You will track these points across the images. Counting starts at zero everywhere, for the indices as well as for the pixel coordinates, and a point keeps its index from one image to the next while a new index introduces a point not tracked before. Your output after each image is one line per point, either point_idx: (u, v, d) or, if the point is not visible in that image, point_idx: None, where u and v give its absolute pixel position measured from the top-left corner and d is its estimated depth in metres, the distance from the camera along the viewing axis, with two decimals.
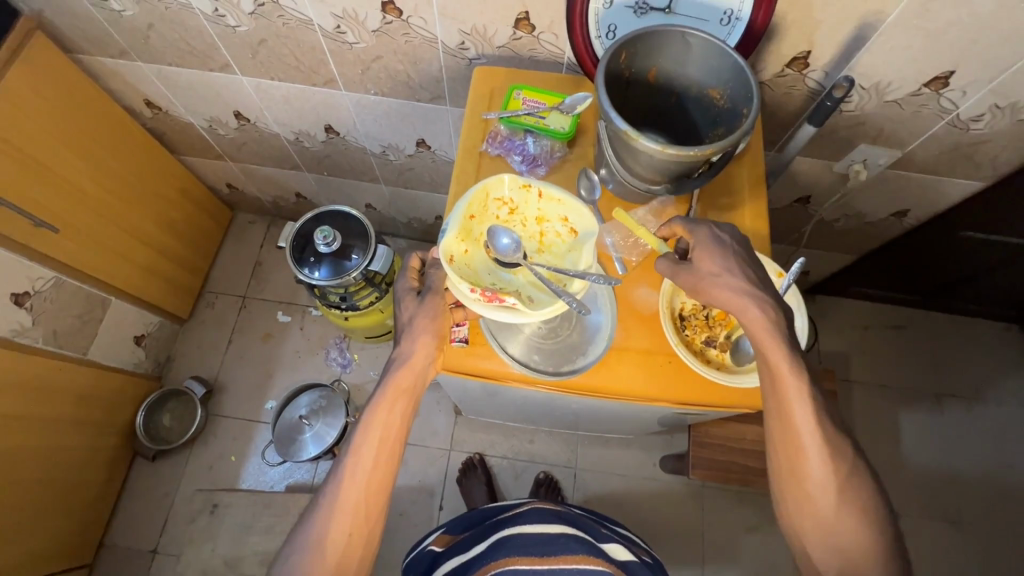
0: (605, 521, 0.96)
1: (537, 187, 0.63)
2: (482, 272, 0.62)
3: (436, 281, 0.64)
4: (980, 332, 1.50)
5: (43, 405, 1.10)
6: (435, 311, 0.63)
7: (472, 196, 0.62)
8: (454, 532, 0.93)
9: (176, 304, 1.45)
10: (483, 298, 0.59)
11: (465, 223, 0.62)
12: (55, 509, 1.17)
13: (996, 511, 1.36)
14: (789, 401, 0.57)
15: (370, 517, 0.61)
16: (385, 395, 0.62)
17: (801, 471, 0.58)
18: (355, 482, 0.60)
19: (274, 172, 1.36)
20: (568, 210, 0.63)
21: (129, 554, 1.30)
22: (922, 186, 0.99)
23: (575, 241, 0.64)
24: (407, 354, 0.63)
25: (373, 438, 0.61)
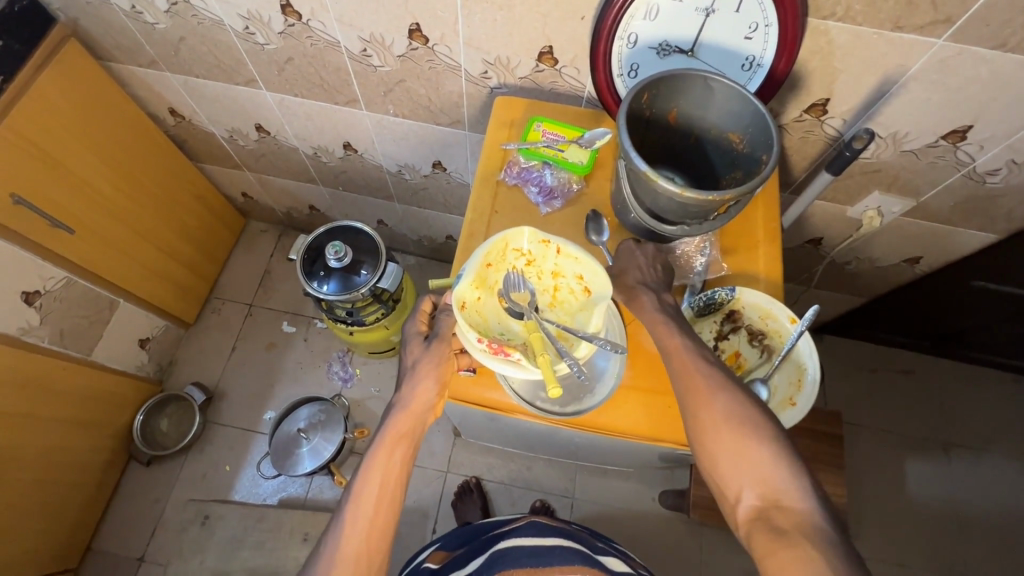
0: (602, 536, 0.93)
1: (556, 243, 0.63)
2: (492, 321, 0.62)
3: (444, 328, 0.65)
4: (988, 382, 1.48)
5: (43, 404, 1.10)
6: (439, 356, 0.64)
7: (491, 245, 0.62)
8: (449, 548, 0.91)
9: (183, 309, 1.46)
10: (489, 350, 0.59)
11: (481, 270, 0.62)
12: (46, 511, 1.16)
13: (1003, 568, 1.32)
14: (676, 348, 0.58)
15: (371, 573, 0.56)
16: (386, 439, 0.61)
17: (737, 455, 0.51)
18: (357, 529, 0.57)
19: (290, 184, 1.38)
20: (584, 269, 0.63)
21: (116, 560, 1.28)
22: (935, 235, 0.99)
23: (588, 300, 0.63)
24: (408, 398, 0.63)
25: (373, 485, 0.59)
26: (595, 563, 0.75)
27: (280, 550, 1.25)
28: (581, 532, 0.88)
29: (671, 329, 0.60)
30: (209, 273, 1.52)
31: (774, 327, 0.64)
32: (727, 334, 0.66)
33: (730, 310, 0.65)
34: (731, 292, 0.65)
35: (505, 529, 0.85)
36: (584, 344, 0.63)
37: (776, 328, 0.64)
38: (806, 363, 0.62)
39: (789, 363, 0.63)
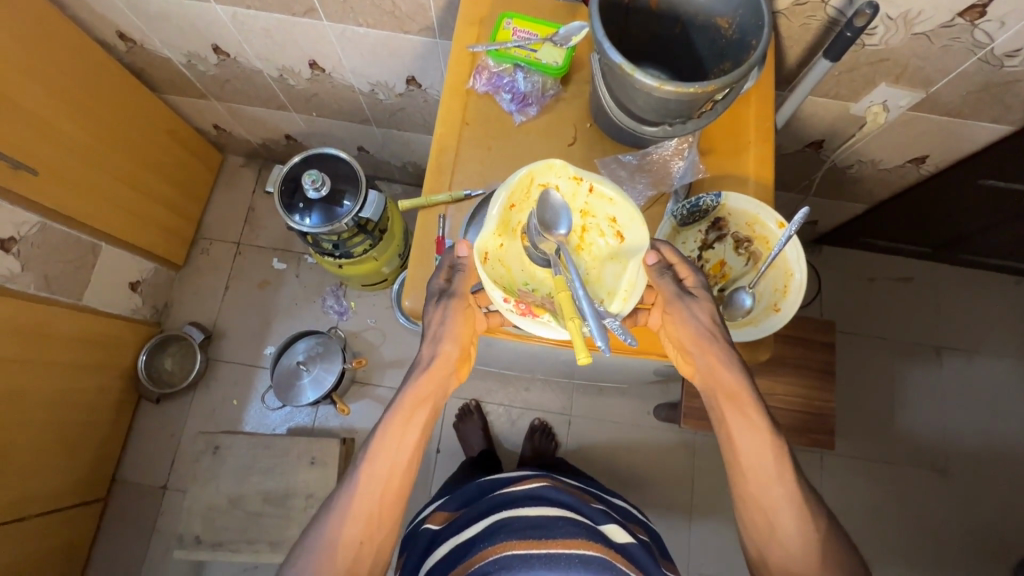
0: (599, 497, 0.92)
1: (588, 179, 0.54)
2: (517, 269, 0.57)
3: (459, 286, 0.59)
4: (987, 285, 1.47)
5: (42, 349, 1.11)
6: (459, 319, 0.61)
7: (515, 183, 0.54)
8: (451, 508, 0.90)
9: (170, 250, 1.44)
10: (517, 311, 0.54)
11: (504, 213, 0.55)
12: (64, 449, 1.21)
13: (984, 461, 1.38)
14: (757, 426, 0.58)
15: (383, 526, 0.60)
16: (404, 404, 0.61)
17: (769, 511, 0.59)
18: (372, 486, 0.60)
19: (261, 112, 1.30)
20: (618, 211, 0.55)
21: (141, 490, 1.36)
22: (945, 130, 0.93)
23: (621, 249, 0.56)
24: (429, 362, 0.61)
25: (389, 447, 0.60)
26: (597, 534, 0.73)
27: (290, 472, 1.31)
28: (578, 495, 0.86)
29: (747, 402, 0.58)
30: (191, 212, 1.48)
31: (761, 233, 0.60)
32: (712, 243, 0.62)
33: (715, 218, 0.61)
34: (717, 198, 0.59)
35: (508, 493, 0.83)
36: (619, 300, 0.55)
37: (764, 233, 0.60)
38: (793, 269, 0.58)
39: (775, 269, 0.60)
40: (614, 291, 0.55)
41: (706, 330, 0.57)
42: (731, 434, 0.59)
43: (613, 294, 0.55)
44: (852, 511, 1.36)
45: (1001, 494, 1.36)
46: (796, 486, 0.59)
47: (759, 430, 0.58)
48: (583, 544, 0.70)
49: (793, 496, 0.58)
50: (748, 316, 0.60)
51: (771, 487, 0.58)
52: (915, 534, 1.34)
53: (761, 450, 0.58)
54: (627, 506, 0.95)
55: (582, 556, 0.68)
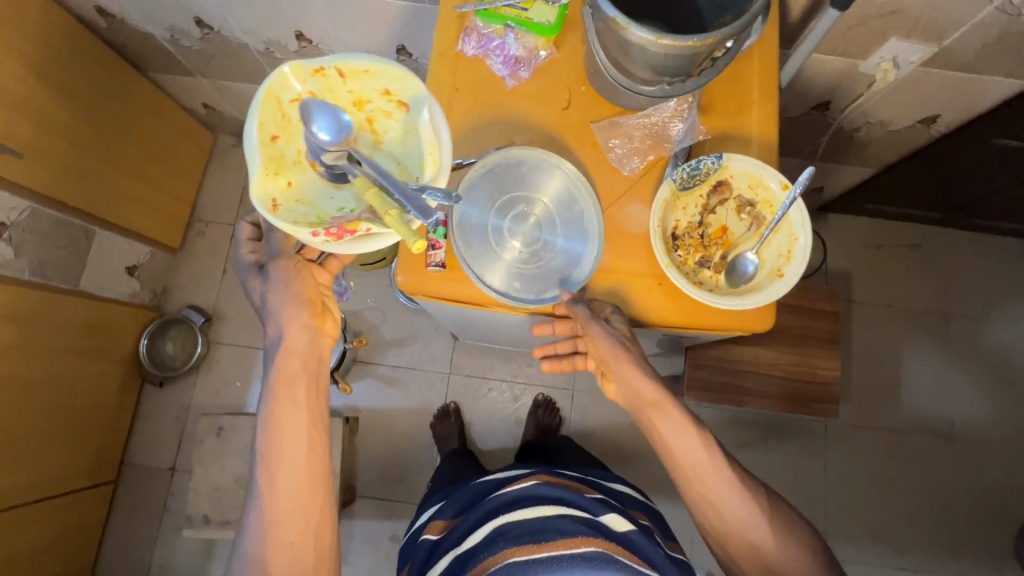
0: (597, 484, 0.91)
1: (331, 67, 0.55)
2: (321, 198, 0.57)
3: (274, 246, 0.64)
4: (997, 250, 1.44)
5: (41, 335, 1.11)
6: (287, 279, 0.64)
7: (258, 111, 0.54)
8: (448, 516, 0.90)
9: (165, 234, 1.42)
10: (332, 237, 0.53)
11: (270, 151, 0.55)
12: (70, 434, 1.22)
13: (991, 428, 1.37)
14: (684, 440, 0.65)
15: (306, 512, 0.63)
16: (275, 389, 0.64)
17: (722, 517, 0.65)
18: (281, 485, 0.62)
19: (250, 89, 1.27)
20: (382, 80, 0.56)
21: (149, 471, 1.38)
22: (958, 87, 0.89)
23: (409, 116, 0.57)
24: (279, 343, 0.65)
25: (282, 440, 0.63)
26: (596, 530, 0.72)
27: None
28: (574, 488, 0.84)
29: (674, 424, 0.65)
30: (185, 194, 1.46)
31: (765, 196, 0.58)
32: (714, 208, 0.60)
33: (717, 181, 0.59)
34: (718, 160, 0.57)
35: (506, 493, 0.82)
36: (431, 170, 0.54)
37: (767, 197, 0.58)
38: (798, 232, 0.56)
39: (779, 234, 0.58)
40: (421, 162, 0.56)
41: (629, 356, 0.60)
42: (665, 439, 0.66)
43: (423, 165, 0.56)
44: (855, 479, 1.36)
45: (1007, 459, 1.36)
46: (730, 477, 0.65)
47: (684, 425, 0.65)
48: (581, 543, 0.69)
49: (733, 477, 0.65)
50: (751, 282, 0.58)
51: (717, 488, 0.64)
52: (918, 500, 1.35)
53: (690, 443, 0.65)
54: (630, 493, 0.94)
55: (583, 556, 0.67)
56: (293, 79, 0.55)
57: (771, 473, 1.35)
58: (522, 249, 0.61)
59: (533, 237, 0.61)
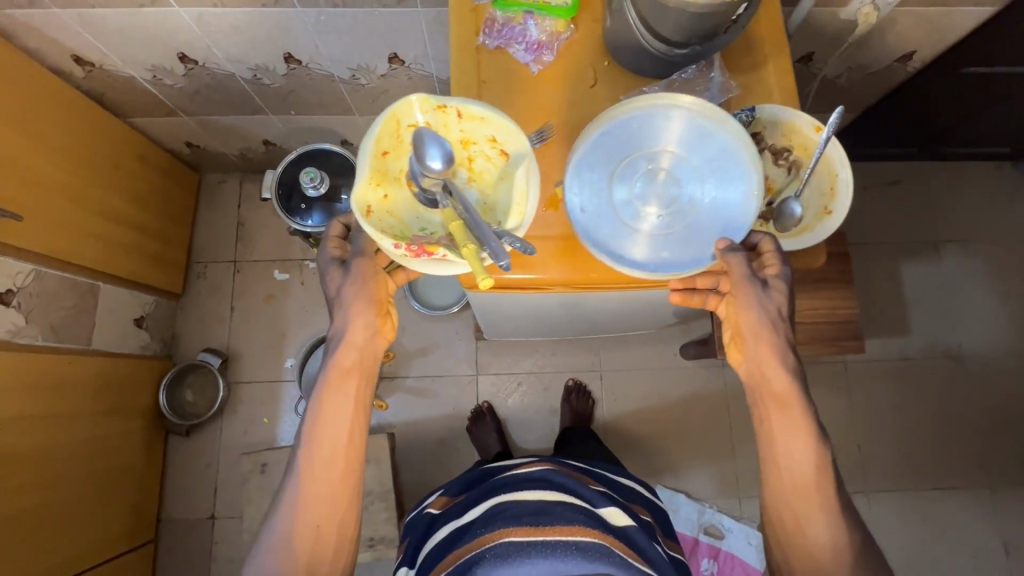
0: (594, 471, 0.91)
1: (454, 106, 0.58)
2: (409, 216, 0.59)
3: (361, 245, 0.64)
4: (973, 174, 1.52)
5: (62, 400, 1.08)
6: (360, 275, 0.64)
7: (380, 127, 0.56)
8: (451, 492, 0.90)
9: (167, 280, 1.39)
10: (410, 253, 0.56)
11: (379, 162, 0.57)
12: (104, 498, 1.18)
13: (997, 343, 1.44)
14: (801, 446, 0.59)
15: (338, 506, 0.62)
16: (331, 377, 0.63)
17: (800, 528, 0.59)
18: (319, 468, 0.62)
19: (236, 120, 1.25)
20: (494, 129, 0.59)
21: (189, 523, 1.34)
22: (932, 21, 0.94)
23: (507, 166, 0.59)
24: (342, 336, 0.64)
25: (328, 428, 0.62)
26: (596, 522, 0.71)
27: None
28: (580, 478, 0.84)
29: (793, 428, 0.59)
30: (180, 236, 1.43)
31: (799, 140, 0.61)
32: None
33: (751, 133, 0.61)
34: (752, 113, 0.60)
35: (512, 475, 0.82)
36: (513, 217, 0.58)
37: (801, 141, 0.61)
38: (837, 169, 0.60)
39: (818, 174, 0.61)
40: (508, 208, 0.58)
41: (767, 317, 0.58)
42: (772, 434, 0.60)
43: (509, 212, 0.58)
44: (880, 410, 1.42)
45: (1016, 368, 1.43)
46: (833, 506, 0.59)
47: (805, 435, 0.59)
48: (580, 533, 0.68)
49: (830, 505, 0.59)
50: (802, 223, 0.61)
51: (807, 507, 0.59)
52: (942, 420, 1.41)
53: (803, 456, 0.59)
54: (640, 489, 0.94)
55: (579, 547, 0.66)
56: (416, 108, 0.58)
57: None
58: (659, 214, 0.59)
59: (672, 195, 0.59)
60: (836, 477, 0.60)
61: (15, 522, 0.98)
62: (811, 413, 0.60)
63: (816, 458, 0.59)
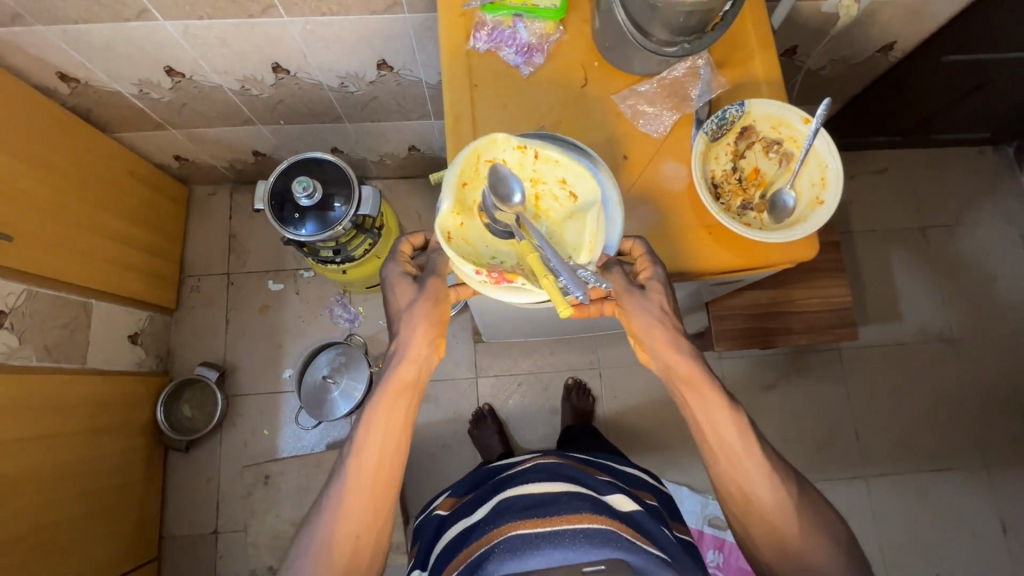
0: (594, 460, 0.93)
1: (533, 147, 0.57)
2: (481, 246, 0.58)
3: (437, 264, 0.65)
4: (956, 160, 1.55)
5: (60, 420, 1.06)
6: (433, 294, 0.65)
7: (463, 161, 0.56)
8: (458, 494, 0.91)
9: (160, 295, 1.38)
10: (490, 281, 0.57)
11: (459, 193, 0.57)
12: (106, 517, 1.17)
13: (986, 325, 1.47)
14: (723, 420, 0.62)
15: (377, 517, 0.63)
16: (389, 389, 0.64)
17: (753, 497, 0.62)
18: (360, 479, 0.63)
19: (224, 132, 1.24)
20: (567, 171, 0.58)
21: (192, 540, 1.33)
22: (911, 11, 0.96)
23: (576, 207, 0.59)
24: (403, 350, 0.65)
25: (376, 440, 0.63)
26: (604, 511, 0.72)
27: None
28: (587, 470, 0.86)
29: (709, 404, 0.62)
30: (172, 251, 1.42)
31: (789, 133, 0.61)
32: (743, 152, 0.63)
33: (742, 128, 0.62)
34: (741, 107, 0.61)
35: (516, 471, 0.84)
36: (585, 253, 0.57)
37: (791, 134, 0.62)
38: (827, 159, 0.60)
39: (809, 165, 0.61)
40: (579, 246, 0.58)
41: (656, 317, 0.60)
42: (694, 413, 0.63)
43: (579, 250, 0.58)
44: (876, 395, 1.44)
45: (1006, 349, 1.45)
46: (768, 465, 0.62)
47: (721, 408, 0.62)
48: (588, 519, 0.69)
49: (764, 468, 0.62)
50: (795, 215, 0.61)
51: (747, 474, 0.62)
52: (937, 402, 1.43)
53: (724, 426, 0.62)
54: (646, 480, 0.95)
55: (586, 532, 0.67)
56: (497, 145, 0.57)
57: (800, 406, 1.42)
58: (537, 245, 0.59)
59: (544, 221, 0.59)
60: (759, 435, 0.64)
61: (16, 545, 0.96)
62: (718, 383, 0.63)
63: (737, 425, 0.62)
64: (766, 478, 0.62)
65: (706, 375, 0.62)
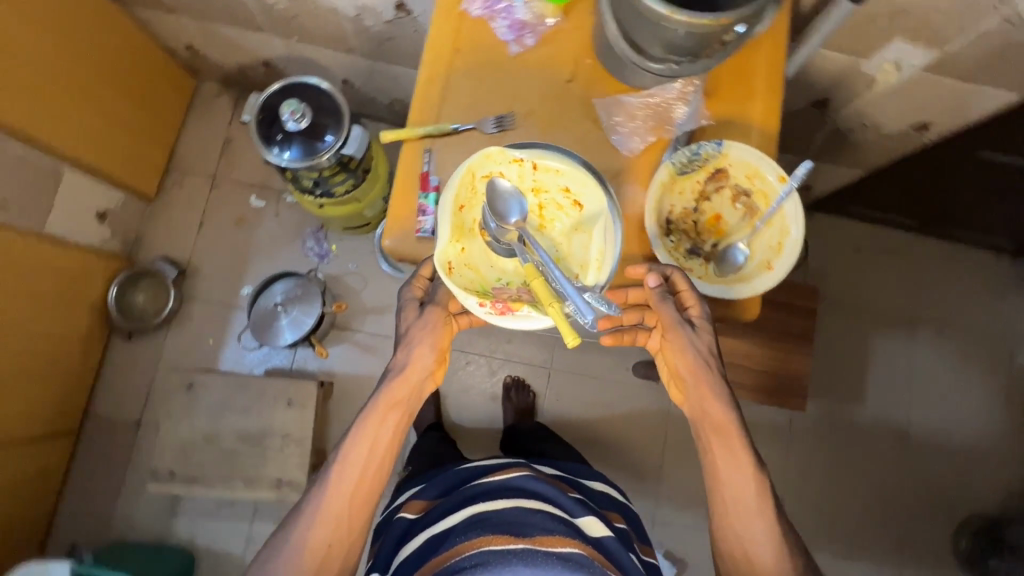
0: (575, 476, 0.97)
1: (532, 158, 0.57)
2: (485, 267, 0.57)
3: (440, 297, 0.70)
4: (969, 260, 1.48)
5: (8, 276, 1.06)
6: (432, 324, 0.70)
7: (457, 181, 0.56)
8: (427, 497, 0.93)
9: (142, 180, 1.36)
10: (496, 311, 0.55)
11: (456, 216, 0.56)
12: (33, 381, 1.18)
13: (944, 433, 1.43)
14: (743, 480, 0.64)
15: (351, 525, 0.70)
16: (379, 404, 0.71)
17: (754, 558, 0.64)
18: (341, 485, 0.70)
19: (237, 34, 1.21)
20: (569, 180, 0.57)
21: (115, 423, 1.35)
22: (954, 96, 0.90)
23: (580, 219, 0.58)
24: (402, 367, 0.71)
25: (361, 446, 0.71)
26: (577, 534, 0.76)
27: (265, 412, 1.28)
28: (559, 483, 0.88)
29: (737, 461, 0.65)
30: (163, 140, 1.40)
31: (761, 187, 0.58)
32: (709, 195, 0.60)
33: (715, 169, 0.59)
34: (718, 147, 0.57)
35: (489, 483, 0.86)
36: (592, 273, 0.56)
37: (763, 188, 0.58)
38: (790, 227, 0.57)
39: (771, 228, 0.58)
40: (586, 263, 0.57)
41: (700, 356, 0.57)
42: (716, 465, 0.65)
43: (587, 266, 0.57)
44: (812, 470, 1.42)
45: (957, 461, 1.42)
46: (775, 526, 0.65)
47: (746, 465, 0.65)
48: (560, 544, 0.73)
49: (773, 530, 0.64)
50: (742, 274, 0.58)
51: (753, 532, 0.64)
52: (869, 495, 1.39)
53: (745, 482, 0.64)
54: (612, 495, 0.97)
55: (557, 556, 0.71)
56: (493, 159, 0.57)
57: None
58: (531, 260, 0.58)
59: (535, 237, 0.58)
60: (775, 499, 0.66)
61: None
62: (750, 442, 0.65)
63: (762, 485, 0.65)
64: (773, 544, 0.64)
65: (739, 431, 0.65)
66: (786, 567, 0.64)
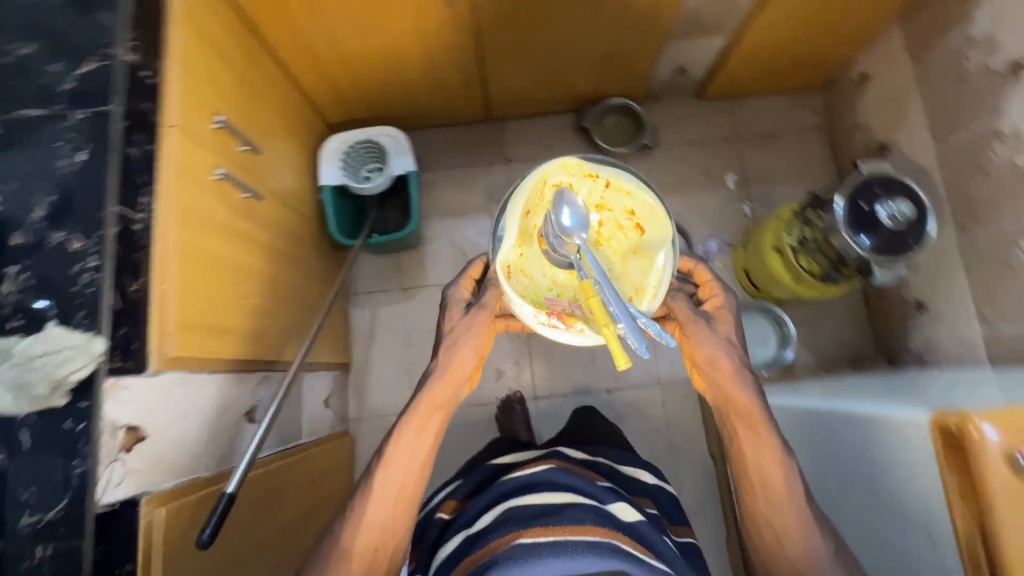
0: (592, 462, 0.96)
1: (606, 176, 0.66)
2: (540, 275, 0.66)
3: (487, 298, 0.74)
4: None
5: (630, 34, 1.21)
6: (478, 326, 0.75)
7: (530, 187, 0.65)
8: (461, 496, 0.96)
9: (716, 85, 1.48)
10: (549, 321, 0.64)
11: (523, 222, 0.66)
12: (535, 79, 1.36)
13: None
14: (794, 489, 0.73)
15: (404, 514, 0.74)
16: (422, 408, 0.74)
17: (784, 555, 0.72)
18: (384, 494, 0.73)
19: (915, 122, 1.21)
20: (636, 203, 0.66)
21: (500, 143, 1.55)
22: None
23: (638, 240, 0.67)
24: (442, 373, 0.75)
25: (405, 448, 0.74)
26: (608, 522, 0.76)
27: None
28: (583, 471, 0.90)
29: (768, 463, 0.73)
30: (757, 86, 1.50)
31: None
32: None
33: None
34: None
35: (517, 478, 0.87)
36: (642, 296, 0.65)
37: None
38: None
39: None
40: (641, 287, 0.65)
41: (722, 347, 0.72)
42: (745, 453, 0.74)
43: (637, 292, 0.65)
44: None
45: None
46: (813, 529, 0.72)
47: (773, 453, 0.73)
48: (590, 533, 0.73)
49: (807, 525, 0.72)
50: None
51: (789, 531, 0.72)
52: None
53: (787, 477, 0.73)
54: (638, 477, 0.99)
55: (590, 542, 0.71)
56: (562, 170, 0.66)
57: None
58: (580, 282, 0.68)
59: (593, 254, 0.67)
60: (805, 493, 0.74)
61: (558, 49, 1.24)
62: (774, 432, 0.73)
63: (794, 488, 0.73)
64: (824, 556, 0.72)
65: (763, 418, 0.73)
66: (814, 546, 0.72)
